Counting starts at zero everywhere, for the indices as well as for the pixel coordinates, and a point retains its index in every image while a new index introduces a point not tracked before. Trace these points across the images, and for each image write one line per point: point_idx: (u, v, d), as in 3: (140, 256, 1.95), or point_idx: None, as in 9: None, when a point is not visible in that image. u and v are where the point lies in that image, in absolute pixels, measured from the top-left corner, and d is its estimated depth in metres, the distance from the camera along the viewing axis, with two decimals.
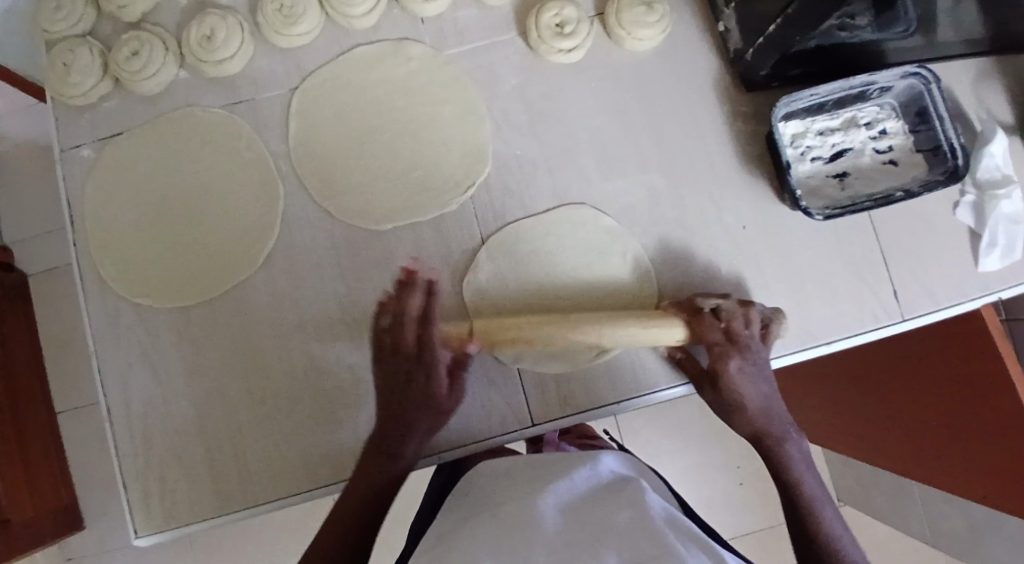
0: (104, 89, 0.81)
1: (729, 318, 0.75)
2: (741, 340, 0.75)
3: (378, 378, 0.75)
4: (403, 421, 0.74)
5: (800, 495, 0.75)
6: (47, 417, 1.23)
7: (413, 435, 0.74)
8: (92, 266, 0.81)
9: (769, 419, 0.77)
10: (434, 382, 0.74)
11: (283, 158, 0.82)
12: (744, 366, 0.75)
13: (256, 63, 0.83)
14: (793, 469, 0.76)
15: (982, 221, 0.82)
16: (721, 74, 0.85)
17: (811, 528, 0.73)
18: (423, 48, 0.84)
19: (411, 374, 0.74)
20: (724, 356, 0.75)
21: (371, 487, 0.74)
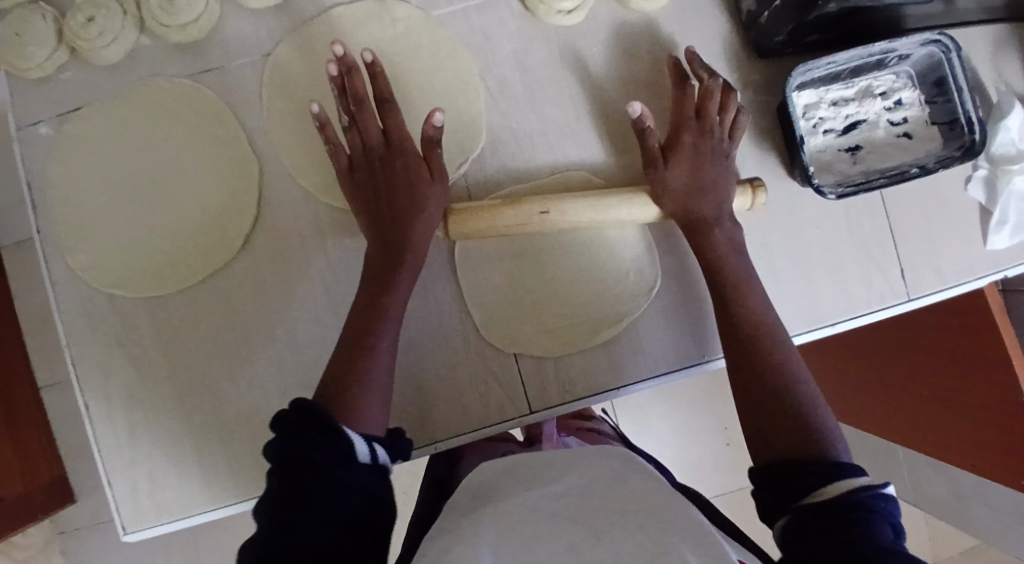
0: (61, 59, 0.74)
1: (705, 93, 0.73)
2: (710, 119, 0.73)
3: (352, 192, 0.71)
4: (372, 276, 0.68)
5: (742, 313, 0.67)
6: (31, 392, 1.16)
7: (388, 301, 0.67)
8: (58, 253, 0.75)
9: (716, 213, 0.71)
10: (401, 199, 0.69)
11: (260, 134, 0.76)
12: (701, 143, 0.72)
13: (227, 28, 0.76)
14: (725, 263, 0.70)
15: (994, 198, 0.79)
16: (731, 39, 0.79)
17: (789, 402, 0.61)
18: (409, 10, 0.77)
19: (366, 178, 0.70)
20: (677, 131, 0.73)
21: (371, 314, 0.66)
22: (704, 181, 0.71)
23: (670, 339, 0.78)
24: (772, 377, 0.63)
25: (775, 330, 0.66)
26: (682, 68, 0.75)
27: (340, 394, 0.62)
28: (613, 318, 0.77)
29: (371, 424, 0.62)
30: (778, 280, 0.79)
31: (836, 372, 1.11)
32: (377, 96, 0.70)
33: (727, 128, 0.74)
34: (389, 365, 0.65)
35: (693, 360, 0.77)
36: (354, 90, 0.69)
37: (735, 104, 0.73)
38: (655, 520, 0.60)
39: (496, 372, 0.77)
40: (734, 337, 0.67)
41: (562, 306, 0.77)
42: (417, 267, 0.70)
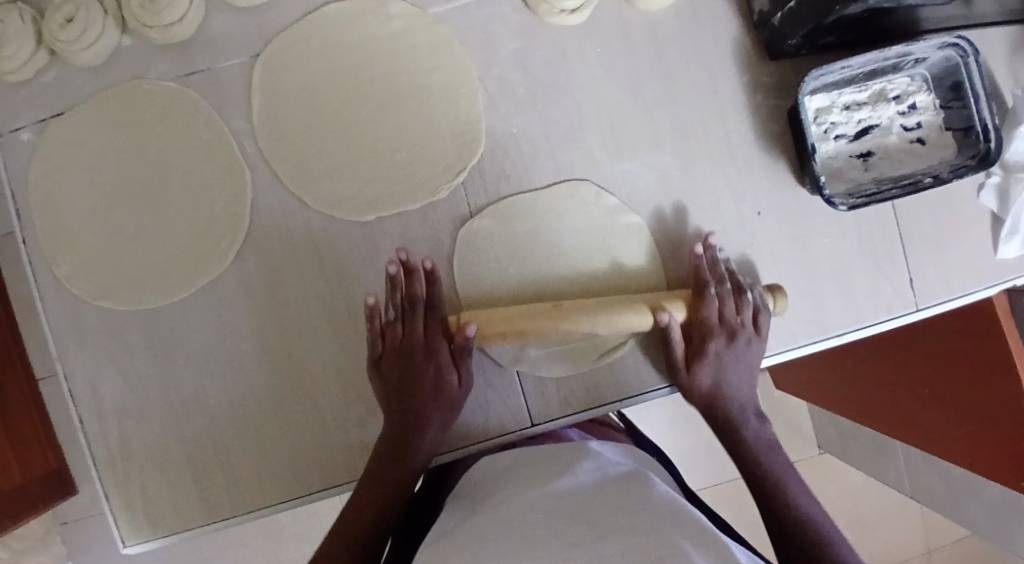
0: (40, 60, 0.70)
1: (721, 295, 0.72)
2: (731, 326, 0.71)
3: (380, 391, 0.71)
4: (400, 430, 0.70)
5: (767, 487, 0.70)
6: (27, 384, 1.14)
7: (411, 453, 0.70)
8: (44, 264, 0.73)
9: (739, 413, 0.73)
10: (432, 376, 0.70)
11: (250, 139, 0.73)
12: (726, 351, 0.71)
13: (214, 25, 0.72)
14: (746, 439, 0.73)
15: (1006, 206, 0.77)
16: (742, 38, 0.76)
17: (797, 529, 0.66)
18: (404, 6, 0.73)
19: (393, 366, 0.70)
20: (702, 338, 0.71)
21: (385, 512, 0.69)
22: (725, 356, 0.72)
23: None
24: (800, 530, 0.66)
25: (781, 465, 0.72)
26: (701, 275, 0.71)
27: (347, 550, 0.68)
28: (617, 333, 0.76)
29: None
30: (785, 291, 0.77)
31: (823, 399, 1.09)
32: (412, 299, 0.71)
33: (751, 329, 0.72)
34: (401, 489, 0.70)
35: None
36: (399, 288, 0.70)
37: (755, 300, 0.72)
38: (648, 515, 0.59)
39: (498, 384, 0.76)
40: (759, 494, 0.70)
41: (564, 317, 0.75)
42: (433, 444, 0.71)
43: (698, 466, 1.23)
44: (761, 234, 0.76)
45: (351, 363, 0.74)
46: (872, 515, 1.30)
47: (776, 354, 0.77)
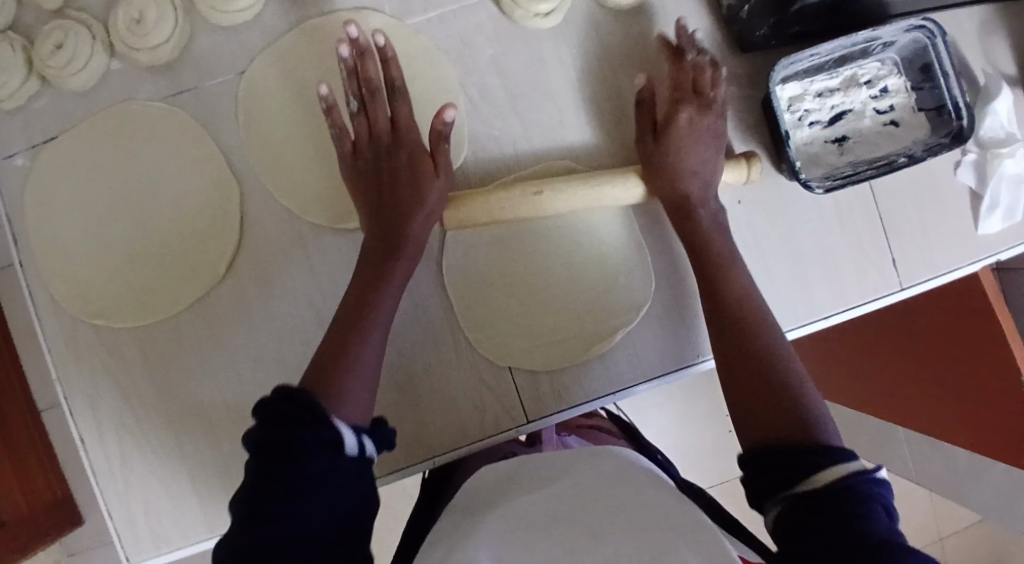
0: (32, 88, 0.72)
1: (695, 73, 0.72)
2: (706, 96, 0.72)
3: (352, 178, 0.69)
4: (381, 227, 0.68)
5: (748, 330, 0.64)
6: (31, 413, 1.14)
7: (392, 277, 0.67)
8: (41, 286, 0.74)
9: (701, 195, 0.71)
10: (409, 197, 0.68)
11: (239, 155, 0.75)
12: (698, 118, 0.71)
13: (198, 46, 0.74)
14: (726, 269, 0.68)
15: (984, 182, 0.79)
16: (712, 33, 0.78)
17: (780, 387, 0.59)
18: (383, 18, 0.75)
19: (367, 199, 0.69)
20: (675, 106, 0.71)
21: (363, 296, 0.66)
22: (699, 174, 0.71)
23: (662, 341, 0.78)
24: (763, 366, 0.61)
25: (765, 318, 0.65)
26: (676, 45, 0.73)
27: (319, 384, 0.59)
28: (606, 327, 0.77)
29: (352, 412, 0.58)
30: (770, 275, 0.78)
31: (823, 370, 1.10)
32: (386, 84, 0.70)
33: (721, 109, 0.72)
34: (374, 364, 0.62)
35: (686, 361, 0.77)
36: (363, 70, 0.69)
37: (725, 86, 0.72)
38: (659, 519, 0.57)
39: (491, 383, 0.77)
40: (731, 339, 0.64)
41: (553, 312, 0.77)
42: (406, 269, 0.68)
43: (703, 465, 1.23)
44: (741, 222, 0.78)
45: None
46: None
47: None
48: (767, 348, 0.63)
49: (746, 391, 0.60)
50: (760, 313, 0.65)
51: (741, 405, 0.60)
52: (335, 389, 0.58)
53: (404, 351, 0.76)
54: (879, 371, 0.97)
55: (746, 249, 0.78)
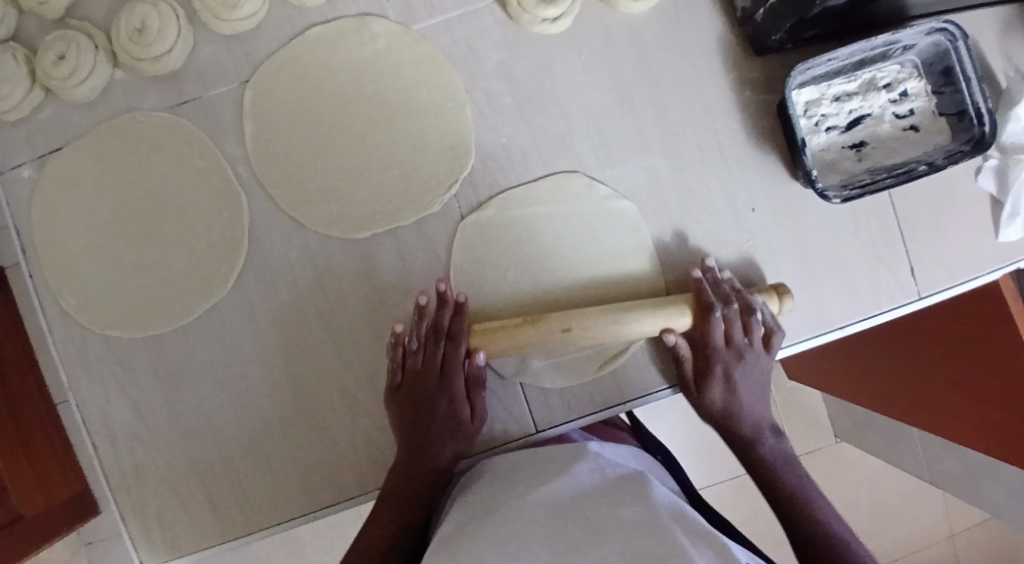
0: (36, 99, 0.72)
1: (729, 320, 0.70)
2: (739, 345, 0.71)
3: (395, 420, 0.71)
4: (419, 441, 0.70)
5: (802, 509, 0.68)
6: (47, 408, 1.14)
7: (417, 491, 0.70)
8: (51, 298, 0.74)
9: (753, 430, 0.73)
10: (438, 451, 0.71)
11: (244, 165, 0.74)
12: (733, 366, 0.71)
13: (201, 54, 0.73)
14: (764, 452, 0.72)
15: (1006, 189, 0.76)
16: (726, 36, 0.75)
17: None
18: (387, 24, 0.74)
19: (410, 434, 0.70)
20: (709, 358, 0.71)
21: (404, 499, 0.69)
22: (733, 404, 0.72)
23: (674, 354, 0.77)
24: (830, 545, 0.65)
25: (814, 494, 0.70)
26: (705, 296, 0.70)
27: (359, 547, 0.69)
28: (617, 342, 0.76)
29: None
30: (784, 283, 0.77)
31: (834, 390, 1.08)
32: (444, 332, 0.70)
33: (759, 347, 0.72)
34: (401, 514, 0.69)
35: None
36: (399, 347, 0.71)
37: (759, 319, 0.71)
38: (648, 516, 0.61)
39: (500, 394, 0.76)
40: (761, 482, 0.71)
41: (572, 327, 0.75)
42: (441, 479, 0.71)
43: (712, 463, 1.22)
44: (757, 232, 0.76)
45: (354, 379, 0.75)
46: (892, 504, 1.29)
47: (780, 349, 0.77)
48: (825, 527, 0.67)
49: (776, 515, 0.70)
50: (809, 491, 0.70)
51: None
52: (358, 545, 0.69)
53: None
54: (889, 373, 0.97)
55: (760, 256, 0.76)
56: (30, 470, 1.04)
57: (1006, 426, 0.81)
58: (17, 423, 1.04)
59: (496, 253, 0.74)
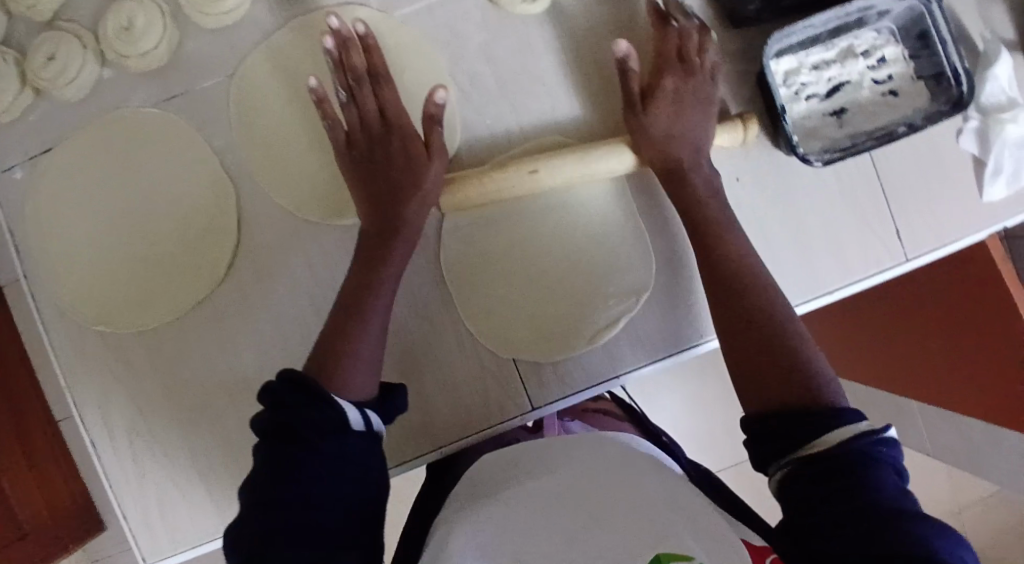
0: (26, 100, 0.73)
1: (682, 38, 0.72)
2: (690, 62, 0.71)
3: (348, 172, 0.70)
4: (379, 162, 0.69)
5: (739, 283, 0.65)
6: (48, 421, 1.14)
7: (385, 272, 0.67)
8: (47, 296, 0.76)
9: (694, 156, 0.71)
10: (408, 173, 0.69)
11: (233, 156, 0.75)
12: (682, 87, 0.71)
13: (188, 50, 0.74)
14: (705, 205, 0.70)
15: (987, 148, 0.77)
16: (704, 10, 0.76)
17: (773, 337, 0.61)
18: (370, 12, 0.75)
19: (366, 140, 0.70)
20: (658, 76, 0.71)
21: (363, 283, 0.67)
22: (687, 165, 0.70)
23: (666, 324, 0.78)
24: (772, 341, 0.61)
25: (755, 269, 0.66)
26: (662, 11, 0.73)
27: (331, 359, 0.62)
28: (605, 315, 0.77)
29: (357, 386, 0.61)
30: (772, 250, 0.77)
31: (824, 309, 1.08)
32: (373, 70, 0.70)
33: (710, 75, 0.72)
34: (376, 348, 0.64)
35: (691, 342, 0.77)
36: (344, 62, 0.69)
37: (714, 48, 0.72)
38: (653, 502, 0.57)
39: (495, 370, 0.78)
40: (731, 310, 0.64)
41: (558, 298, 0.77)
42: (399, 261, 0.69)
43: (714, 445, 1.22)
44: (740, 199, 0.78)
45: None
46: None
47: None
48: (765, 306, 0.64)
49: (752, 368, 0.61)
50: (750, 266, 0.66)
51: (751, 361, 0.61)
52: (349, 344, 0.63)
53: (409, 343, 0.77)
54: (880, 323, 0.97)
55: (744, 218, 0.77)
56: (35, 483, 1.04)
57: (995, 392, 0.83)
58: (17, 431, 1.04)
59: (491, 233, 0.77)
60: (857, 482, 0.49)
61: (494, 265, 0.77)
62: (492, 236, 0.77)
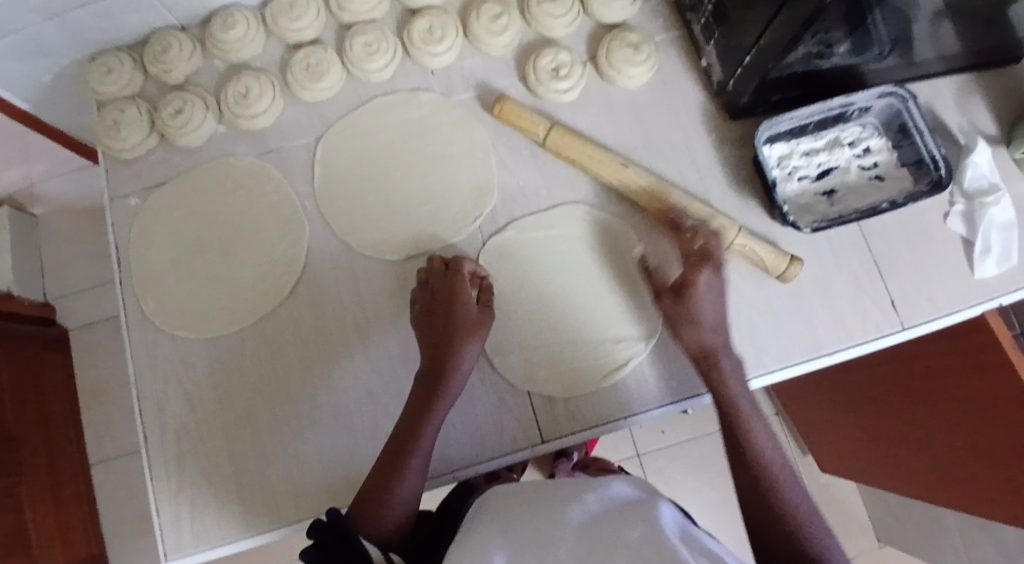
0: (151, 143, 0.91)
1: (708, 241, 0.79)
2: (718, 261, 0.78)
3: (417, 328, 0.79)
4: (443, 354, 0.76)
5: (749, 455, 0.70)
6: (79, 464, 1.26)
7: (427, 434, 0.74)
8: (134, 303, 0.89)
9: (721, 345, 0.76)
10: (457, 363, 0.76)
11: (309, 199, 0.90)
12: (712, 279, 0.77)
13: (286, 115, 0.92)
14: (734, 398, 0.74)
15: (974, 228, 0.85)
16: (709, 106, 0.92)
17: (778, 510, 0.66)
18: (432, 95, 0.93)
19: (438, 340, 0.77)
20: (695, 267, 0.78)
21: (409, 433, 0.74)
22: (717, 352, 0.75)
23: (674, 371, 0.84)
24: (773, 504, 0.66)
25: (779, 461, 0.70)
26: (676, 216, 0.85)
27: (370, 499, 0.71)
28: (616, 357, 0.84)
29: (388, 520, 0.71)
30: (773, 311, 0.85)
31: (841, 411, 1.17)
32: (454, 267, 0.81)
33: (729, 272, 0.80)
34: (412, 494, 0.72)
35: (695, 390, 0.83)
36: (454, 269, 0.81)
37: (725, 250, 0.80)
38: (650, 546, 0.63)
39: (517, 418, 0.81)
40: (754, 498, 0.68)
41: (573, 340, 0.84)
42: (425, 458, 0.74)
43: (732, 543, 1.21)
44: (743, 263, 0.86)
45: (382, 385, 0.84)
46: None
47: (773, 372, 0.83)
48: (777, 483, 0.68)
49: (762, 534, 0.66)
50: (774, 458, 0.70)
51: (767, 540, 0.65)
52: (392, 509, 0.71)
53: None
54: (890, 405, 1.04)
55: (748, 276, 0.85)
56: (54, 516, 1.14)
57: (1004, 465, 0.86)
58: (48, 463, 1.16)
59: (510, 275, 0.86)
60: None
61: (518, 305, 0.85)
62: (513, 285, 0.86)
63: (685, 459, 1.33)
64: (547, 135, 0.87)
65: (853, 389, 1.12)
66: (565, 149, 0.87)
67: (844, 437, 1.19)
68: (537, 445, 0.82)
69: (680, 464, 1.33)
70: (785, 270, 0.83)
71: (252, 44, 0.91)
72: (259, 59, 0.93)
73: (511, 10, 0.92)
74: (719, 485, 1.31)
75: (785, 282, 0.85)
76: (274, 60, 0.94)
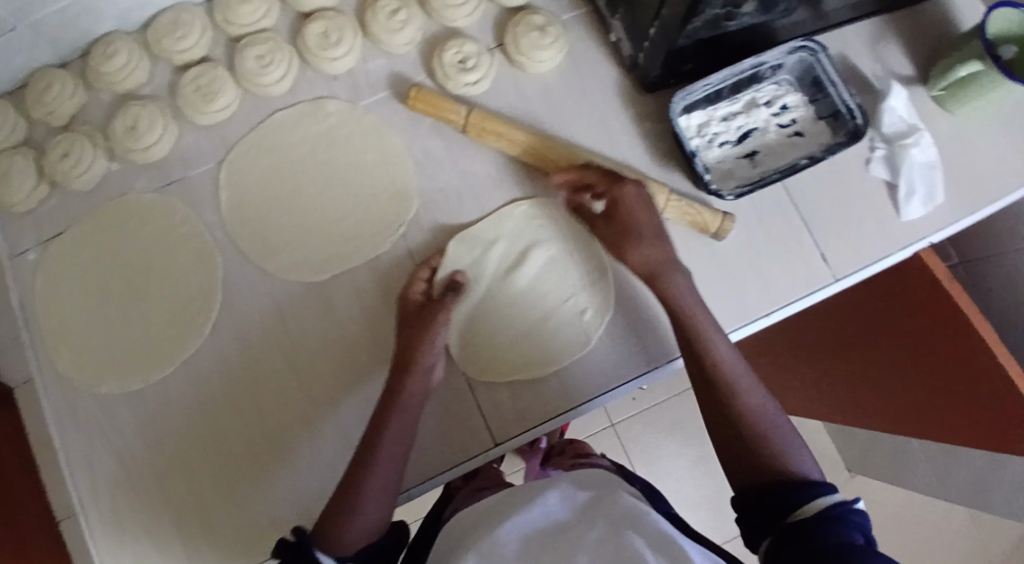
0: (44, 191, 0.85)
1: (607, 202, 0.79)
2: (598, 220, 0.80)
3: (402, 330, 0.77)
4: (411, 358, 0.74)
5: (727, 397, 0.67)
6: None
7: (400, 415, 0.71)
8: (49, 362, 0.83)
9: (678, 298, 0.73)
10: (431, 338, 0.75)
11: (218, 228, 0.85)
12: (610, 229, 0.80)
13: (184, 142, 0.87)
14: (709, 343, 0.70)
15: (897, 172, 0.85)
16: (623, 81, 0.89)
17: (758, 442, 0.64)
18: (338, 102, 0.88)
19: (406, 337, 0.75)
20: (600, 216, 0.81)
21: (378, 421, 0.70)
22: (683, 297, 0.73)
23: (617, 355, 0.82)
24: (754, 435, 0.65)
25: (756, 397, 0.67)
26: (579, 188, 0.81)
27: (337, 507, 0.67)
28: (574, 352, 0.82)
29: (359, 530, 0.66)
30: (708, 278, 0.84)
31: (799, 373, 1.18)
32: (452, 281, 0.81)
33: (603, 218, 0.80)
34: (392, 476, 0.69)
35: (642, 369, 0.82)
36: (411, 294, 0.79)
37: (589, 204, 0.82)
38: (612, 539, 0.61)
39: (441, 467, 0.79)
40: (733, 437, 0.65)
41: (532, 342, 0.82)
42: (397, 461, 0.69)
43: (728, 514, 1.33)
44: (674, 235, 0.85)
45: (320, 414, 0.80)
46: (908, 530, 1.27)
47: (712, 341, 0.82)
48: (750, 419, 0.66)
49: (755, 494, 0.62)
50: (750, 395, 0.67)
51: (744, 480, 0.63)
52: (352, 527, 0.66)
53: (375, 387, 0.81)
54: (843, 361, 1.06)
55: (681, 248, 0.85)
56: None
57: (971, 409, 0.87)
58: None
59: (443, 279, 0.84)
60: (826, 541, 0.54)
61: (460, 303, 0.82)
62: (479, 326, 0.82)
63: (657, 427, 1.36)
64: (465, 121, 0.84)
65: (805, 345, 1.13)
66: (486, 133, 0.84)
67: (806, 393, 1.20)
68: (492, 451, 0.80)
69: (653, 433, 1.35)
70: (718, 231, 0.82)
71: (137, 71, 0.85)
72: (147, 86, 0.87)
73: (409, 4, 0.88)
74: (695, 446, 1.35)
75: (721, 241, 0.84)
76: (165, 84, 0.88)
